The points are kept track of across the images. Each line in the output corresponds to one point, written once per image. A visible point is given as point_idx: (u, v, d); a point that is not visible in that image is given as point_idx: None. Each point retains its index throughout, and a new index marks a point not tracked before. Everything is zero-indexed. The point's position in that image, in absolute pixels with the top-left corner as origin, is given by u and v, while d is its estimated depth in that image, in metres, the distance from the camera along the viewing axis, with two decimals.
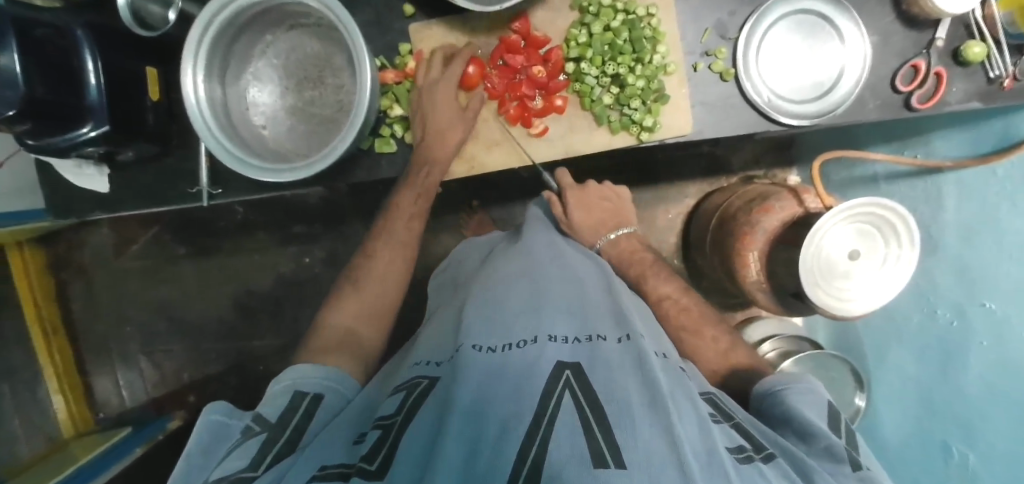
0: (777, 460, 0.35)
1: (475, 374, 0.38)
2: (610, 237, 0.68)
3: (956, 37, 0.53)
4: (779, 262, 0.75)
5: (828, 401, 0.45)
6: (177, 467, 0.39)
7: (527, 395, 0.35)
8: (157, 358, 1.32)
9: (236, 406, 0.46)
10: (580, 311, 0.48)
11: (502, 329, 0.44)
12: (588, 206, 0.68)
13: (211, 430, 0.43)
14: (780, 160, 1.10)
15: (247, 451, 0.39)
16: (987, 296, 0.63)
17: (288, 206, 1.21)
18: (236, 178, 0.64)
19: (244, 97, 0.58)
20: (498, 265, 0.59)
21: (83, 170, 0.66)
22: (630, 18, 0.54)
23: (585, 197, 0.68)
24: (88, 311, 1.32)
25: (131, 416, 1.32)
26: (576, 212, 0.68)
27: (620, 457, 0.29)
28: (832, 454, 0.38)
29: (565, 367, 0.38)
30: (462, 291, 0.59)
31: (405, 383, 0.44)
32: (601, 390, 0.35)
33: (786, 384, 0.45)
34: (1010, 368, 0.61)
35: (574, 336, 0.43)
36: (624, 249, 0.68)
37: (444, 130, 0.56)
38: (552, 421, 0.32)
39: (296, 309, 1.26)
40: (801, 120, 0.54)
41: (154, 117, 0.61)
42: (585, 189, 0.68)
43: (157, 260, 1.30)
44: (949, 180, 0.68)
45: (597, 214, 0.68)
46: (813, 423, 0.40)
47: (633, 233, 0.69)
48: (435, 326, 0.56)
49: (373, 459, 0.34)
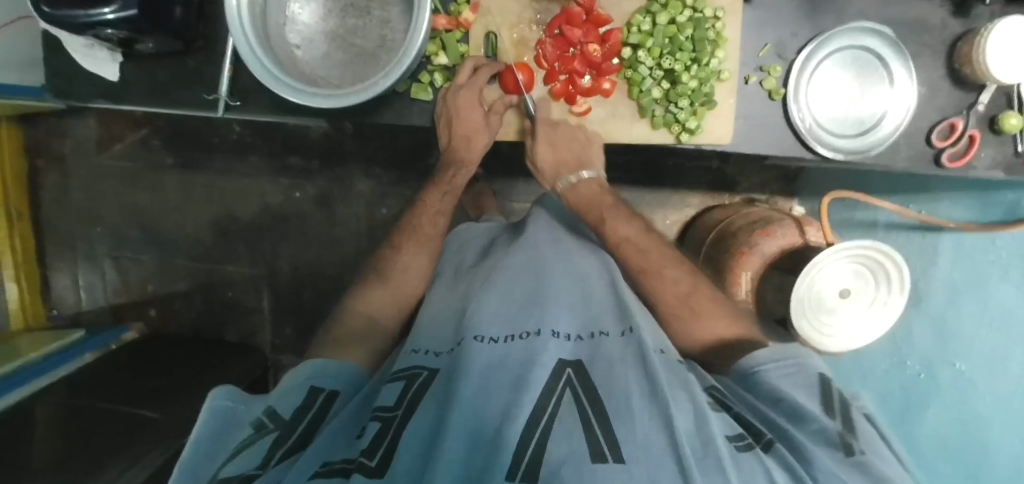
0: (777, 447, 0.36)
1: (476, 364, 0.38)
2: (568, 183, 0.63)
3: (997, 105, 0.54)
4: (769, 287, 0.80)
5: (818, 374, 0.46)
6: (181, 457, 0.40)
7: (528, 388, 0.36)
8: (124, 264, 1.28)
9: (240, 391, 0.46)
10: (581, 310, 0.49)
11: (506, 320, 0.45)
12: (554, 145, 0.60)
13: (218, 413, 0.43)
14: (784, 190, 1.11)
15: (257, 450, 0.38)
16: (958, 357, 0.68)
17: (288, 135, 1.17)
18: (258, 93, 0.62)
19: (284, 11, 0.56)
20: (502, 258, 0.57)
21: (94, 52, 0.63)
22: (697, 16, 0.53)
23: (555, 137, 0.59)
24: (60, 203, 1.27)
25: (87, 318, 1.29)
26: (540, 149, 0.61)
27: (617, 449, 0.30)
28: (825, 436, 0.39)
29: (567, 366, 0.39)
30: (470, 275, 0.59)
31: (402, 372, 0.44)
32: (601, 386, 0.37)
33: (774, 361, 0.47)
34: (969, 427, 0.68)
35: (576, 335, 0.44)
36: (583, 193, 0.64)
37: (462, 102, 0.57)
38: (552, 417, 0.33)
39: (277, 242, 1.23)
40: (836, 154, 0.55)
41: (183, 12, 0.57)
42: (557, 126, 0.59)
43: (140, 165, 1.24)
44: (946, 241, 0.70)
45: (562, 154, 0.61)
46: (805, 408, 0.41)
47: (595, 176, 0.63)
48: (438, 307, 0.56)
49: (373, 454, 0.34)
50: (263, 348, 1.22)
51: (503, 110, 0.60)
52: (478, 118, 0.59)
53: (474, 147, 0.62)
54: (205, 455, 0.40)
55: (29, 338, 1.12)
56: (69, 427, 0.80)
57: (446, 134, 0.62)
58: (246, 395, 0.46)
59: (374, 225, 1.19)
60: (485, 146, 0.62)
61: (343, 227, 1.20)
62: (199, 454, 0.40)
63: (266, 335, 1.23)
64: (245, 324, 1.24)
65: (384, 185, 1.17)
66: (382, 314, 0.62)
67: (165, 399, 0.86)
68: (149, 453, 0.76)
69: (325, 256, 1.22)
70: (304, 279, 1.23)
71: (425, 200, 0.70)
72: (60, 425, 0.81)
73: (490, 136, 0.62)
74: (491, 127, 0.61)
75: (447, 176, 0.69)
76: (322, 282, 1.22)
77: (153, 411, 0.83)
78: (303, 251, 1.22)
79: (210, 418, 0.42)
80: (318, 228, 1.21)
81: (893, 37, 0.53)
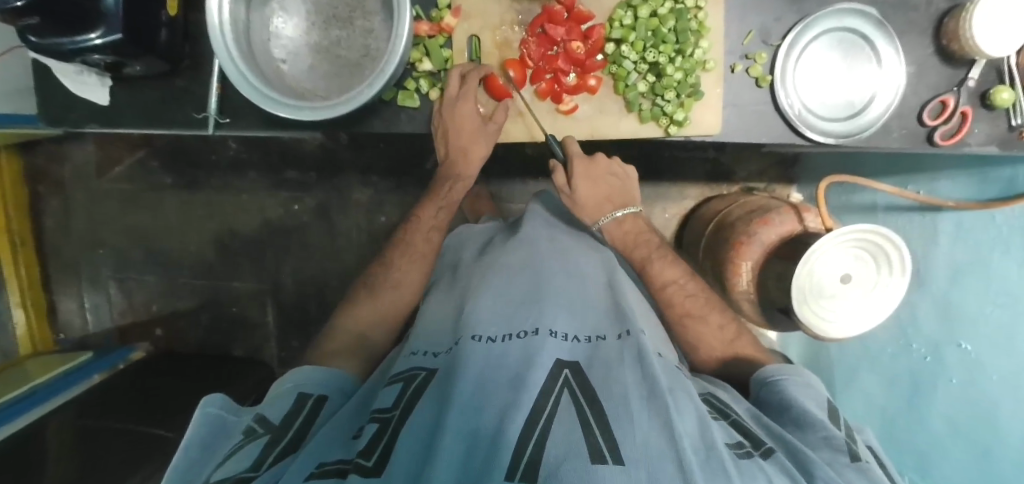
0: (776, 455, 0.35)
1: (473, 364, 0.38)
2: (614, 217, 0.62)
3: (987, 80, 0.54)
4: (772, 276, 0.76)
5: (826, 395, 0.47)
6: (173, 465, 0.40)
7: (526, 388, 0.36)
8: (128, 285, 1.28)
9: (232, 400, 0.47)
10: (580, 310, 0.48)
11: (503, 318, 0.45)
12: (594, 182, 0.62)
13: (210, 424, 0.43)
14: (784, 176, 1.11)
15: (247, 453, 0.39)
16: (965, 337, 0.67)
17: (284, 149, 1.18)
18: (247, 109, 0.62)
19: (267, 27, 0.56)
20: (498, 257, 0.57)
21: (84, 77, 0.63)
22: (678, 7, 0.54)
23: (593, 173, 0.62)
24: (62, 228, 1.28)
25: (94, 340, 1.30)
26: (581, 186, 0.62)
27: (617, 451, 0.30)
28: (830, 444, 0.39)
29: (564, 367, 0.39)
30: (465, 277, 0.58)
31: (401, 374, 0.44)
32: (599, 387, 0.37)
33: (785, 376, 0.48)
34: (975, 407, 0.67)
35: (575, 335, 0.44)
36: (627, 231, 0.63)
37: (461, 114, 0.58)
38: (551, 418, 0.33)
39: (279, 256, 1.23)
40: (827, 138, 0.54)
41: (169, 34, 0.58)
42: (594, 163, 0.62)
43: (139, 186, 1.25)
44: (946, 219, 0.69)
45: (600, 190, 0.63)
46: (811, 415, 0.42)
47: (636, 213, 0.64)
48: (435, 310, 0.55)
49: (370, 455, 0.33)
50: (271, 362, 1.23)
51: (503, 119, 0.59)
52: (475, 126, 0.59)
53: (472, 158, 0.63)
54: (198, 463, 0.40)
55: (38, 363, 1.13)
56: (80, 448, 0.81)
57: (444, 145, 0.62)
58: (237, 407, 0.47)
59: (374, 234, 1.19)
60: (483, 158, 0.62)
61: (343, 237, 1.20)
62: (191, 460, 0.40)
63: (272, 349, 1.24)
64: (251, 339, 1.25)
65: (382, 193, 1.17)
66: (383, 325, 0.63)
67: (174, 416, 0.87)
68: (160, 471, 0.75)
69: (327, 267, 1.22)
70: (307, 291, 1.23)
71: (419, 216, 0.69)
72: (71, 446, 0.81)
73: (489, 147, 0.62)
74: (490, 138, 0.61)
75: (443, 191, 0.68)
76: (326, 293, 1.22)
77: (162, 428, 0.84)
78: (306, 263, 1.23)
79: (202, 428, 0.43)
80: (318, 239, 1.21)
81: (877, 16, 0.53)
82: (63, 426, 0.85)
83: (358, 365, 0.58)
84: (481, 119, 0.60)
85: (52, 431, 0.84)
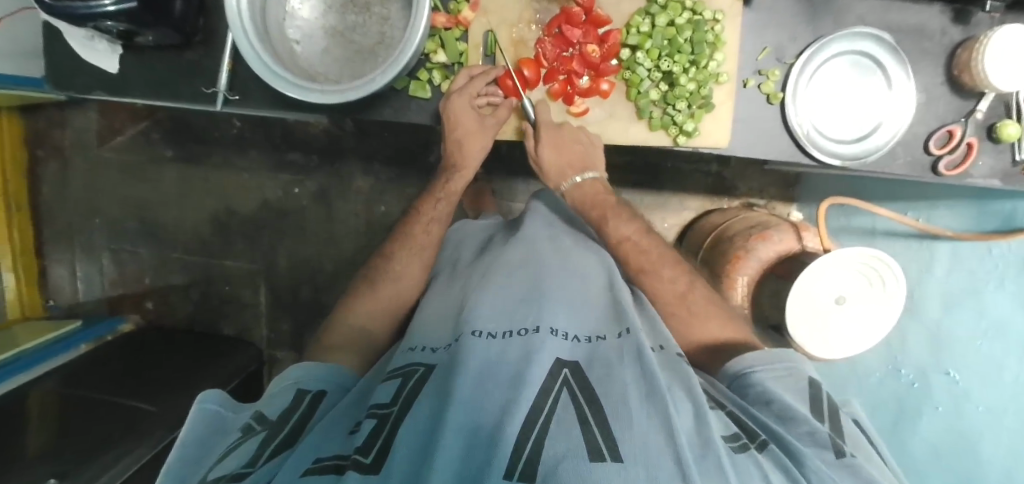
0: (771, 446, 0.36)
1: (473, 361, 0.38)
2: (574, 183, 0.63)
3: (995, 114, 0.55)
4: (767, 292, 0.81)
5: (809, 378, 0.47)
6: (169, 459, 0.40)
7: (526, 384, 0.36)
8: (122, 256, 1.28)
9: (230, 398, 0.47)
10: (580, 309, 0.49)
11: (504, 317, 0.45)
12: (560, 150, 0.60)
13: (208, 419, 0.44)
14: (784, 195, 1.11)
15: (246, 449, 0.39)
16: (953, 367, 0.68)
17: (289, 131, 1.17)
18: (257, 89, 0.62)
19: (283, 6, 0.56)
20: (499, 254, 0.57)
21: (94, 44, 0.63)
22: (696, 18, 0.54)
23: (561, 143, 0.59)
24: (58, 194, 1.27)
25: (83, 309, 1.29)
26: (546, 154, 0.60)
27: (615, 450, 0.30)
28: (815, 438, 0.38)
29: (564, 366, 0.39)
30: (467, 272, 0.58)
31: (400, 370, 0.44)
32: (599, 386, 0.37)
33: (762, 366, 0.48)
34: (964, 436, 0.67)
35: (575, 334, 0.44)
36: (586, 192, 0.64)
37: (456, 109, 0.57)
38: (550, 417, 0.33)
39: (275, 238, 1.23)
40: (835, 160, 0.55)
41: (183, 7, 0.57)
42: (564, 130, 0.58)
43: (140, 157, 1.24)
44: (943, 248, 0.70)
45: (566, 158, 0.61)
46: (796, 409, 0.41)
47: (598, 178, 0.64)
48: (434, 307, 0.56)
49: (368, 452, 0.33)
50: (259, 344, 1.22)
51: (506, 114, 0.60)
52: (473, 121, 0.59)
53: (470, 148, 0.62)
54: (195, 454, 0.40)
55: (25, 328, 1.12)
56: (62, 415, 0.80)
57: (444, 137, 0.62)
58: (236, 405, 0.47)
59: (372, 223, 1.19)
60: (483, 150, 0.62)
61: (341, 223, 1.20)
62: (190, 455, 0.40)
63: (262, 331, 1.24)
64: (243, 319, 1.24)
65: (383, 182, 1.17)
66: (380, 318, 0.63)
67: (160, 392, 0.86)
68: (138, 448, 0.74)
69: (323, 252, 1.21)
70: (301, 275, 1.22)
71: (419, 209, 0.69)
72: (53, 414, 0.80)
73: (488, 141, 0.62)
74: (489, 133, 0.61)
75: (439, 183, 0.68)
76: (319, 278, 1.22)
77: (144, 402, 0.83)
78: (301, 247, 1.22)
79: (200, 423, 0.43)
80: (317, 224, 1.21)
81: (892, 42, 0.53)
82: (46, 395, 0.84)
83: (349, 354, 0.57)
84: (478, 113, 0.59)
85: (36, 396, 0.84)
